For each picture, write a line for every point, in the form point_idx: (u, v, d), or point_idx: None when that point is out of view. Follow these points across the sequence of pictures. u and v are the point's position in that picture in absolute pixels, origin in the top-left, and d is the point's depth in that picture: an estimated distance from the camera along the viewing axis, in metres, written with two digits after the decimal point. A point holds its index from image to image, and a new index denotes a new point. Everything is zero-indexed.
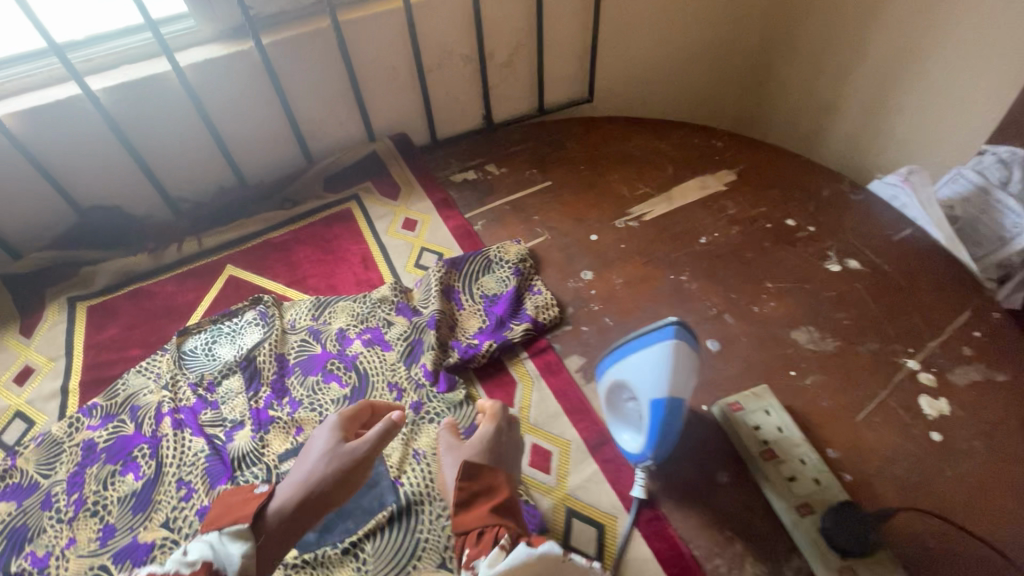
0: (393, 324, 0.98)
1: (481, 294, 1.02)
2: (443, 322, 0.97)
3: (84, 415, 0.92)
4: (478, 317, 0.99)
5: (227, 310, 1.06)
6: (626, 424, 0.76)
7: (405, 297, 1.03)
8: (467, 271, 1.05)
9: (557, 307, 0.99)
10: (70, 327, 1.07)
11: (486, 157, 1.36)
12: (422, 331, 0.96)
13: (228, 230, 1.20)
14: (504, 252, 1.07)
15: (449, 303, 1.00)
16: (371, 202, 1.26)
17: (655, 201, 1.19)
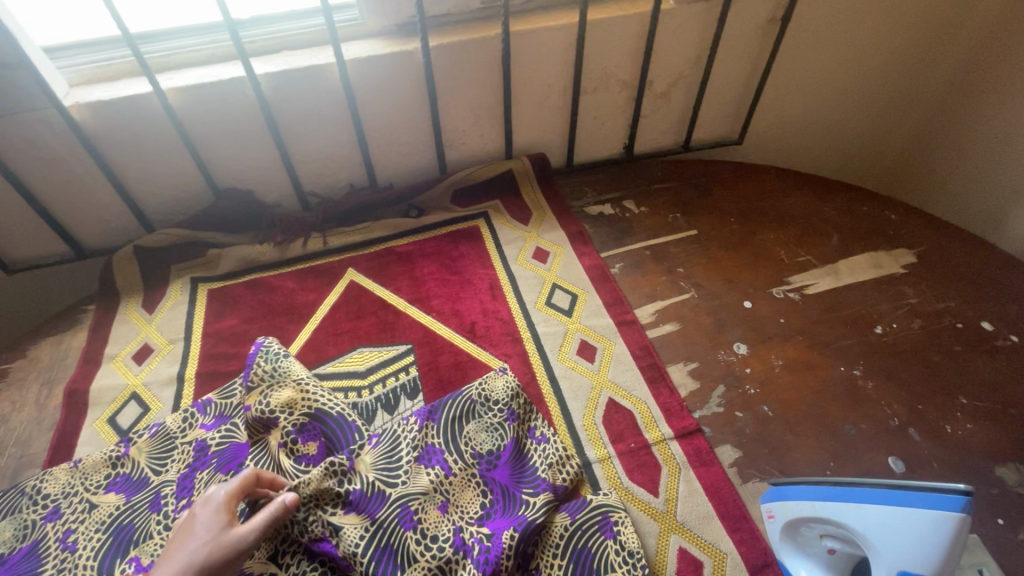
0: (344, 523, 0.68)
1: (472, 454, 0.78)
2: (427, 507, 0.72)
3: (198, 411, 0.89)
4: (474, 490, 0.76)
5: (260, 352, 0.86)
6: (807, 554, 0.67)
7: (354, 477, 0.72)
8: (445, 423, 0.80)
9: (574, 461, 0.80)
10: (190, 310, 1.04)
11: (623, 191, 1.26)
12: (396, 535, 0.68)
13: (355, 232, 1.16)
14: (488, 389, 0.84)
15: (427, 475, 0.75)
16: (500, 223, 1.18)
17: (818, 273, 1.06)
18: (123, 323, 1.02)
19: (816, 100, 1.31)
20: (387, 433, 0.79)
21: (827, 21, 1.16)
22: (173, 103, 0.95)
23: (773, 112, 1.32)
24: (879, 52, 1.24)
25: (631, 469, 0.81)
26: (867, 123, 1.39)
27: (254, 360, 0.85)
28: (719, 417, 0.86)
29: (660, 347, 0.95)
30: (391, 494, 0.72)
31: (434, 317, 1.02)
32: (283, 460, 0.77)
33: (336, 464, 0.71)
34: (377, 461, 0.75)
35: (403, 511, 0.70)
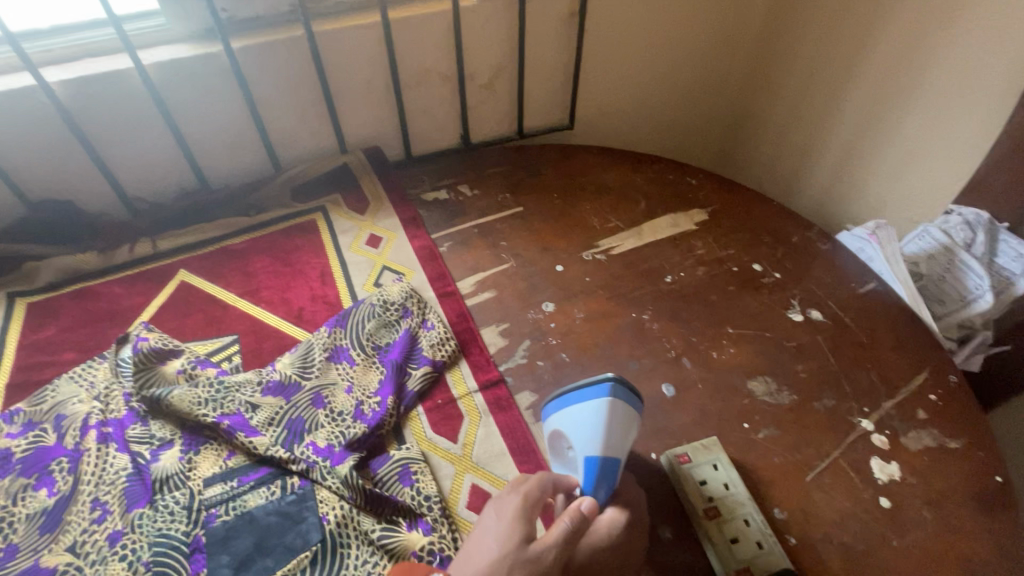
0: (259, 409, 0.86)
1: (314, 393, 0.89)
2: (336, 392, 0.90)
3: (4, 421, 0.86)
4: (374, 372, 0.93)
5: (133, 351, 0.91)
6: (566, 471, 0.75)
7: (233, 397, 0.86)
8: (350, 325, 0.97)
9: (453, 343, 0.97)
10: (5, 324, 1.01)
11: (460, 177, 1.33)
12: (308, 411, 0.87)
13: (186, 234, 1.16)
14: (332, 341, 0.95)
15: (336, 367, 0.93)
16: (337, 214, 1.23)
17: (624, 235, 1.18)
18: None
19: (630, 84, 1.46)
20: (303, 342, 0.96)
21: (622, 12, 1.30)
22: None
23: (596, 98, 1.46)
24: (675, 38, 1.39)
25: (437, 423, 0.88)
26: (684, 103, 1.56)
27: (136, 357, 0.90)
28: (523, 367, 0.95)
29: (476, 312, 1.04)
30: (306, 384, 0.90)
31: (263, 307, 1.04)
32: (132, 431, 0.85)
33: (201, 382, 0.87)
34: (294, 362, 0.93)
35: (314, 395, 0.89)
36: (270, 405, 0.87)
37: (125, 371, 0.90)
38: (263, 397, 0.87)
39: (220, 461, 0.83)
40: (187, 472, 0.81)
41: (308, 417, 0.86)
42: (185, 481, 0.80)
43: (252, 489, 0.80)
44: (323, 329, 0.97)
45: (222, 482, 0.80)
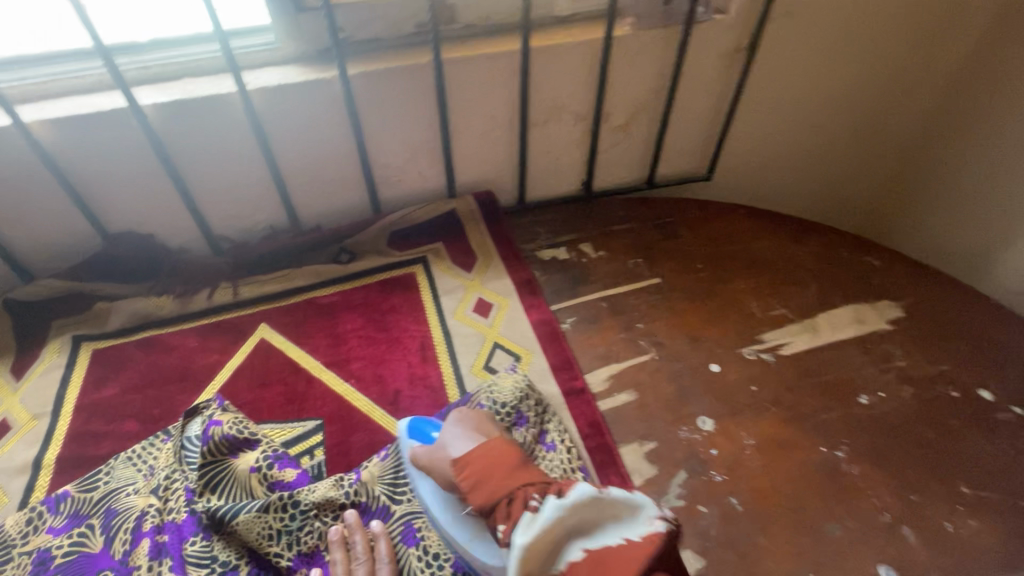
0: (339, 544, 0.68)
1: (406, 525, 0.71)
2: (432, 523, 0.71)
3: (48, 509, 0.71)
4: None
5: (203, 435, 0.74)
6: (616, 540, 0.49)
7: (309, 526, 0.70)
8: None
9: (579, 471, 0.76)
10: (67, 375, 0.88)
11: (581, 233, 1.13)
12: (398, 551, 0.69)
13: (271, 281, 1.01)
14: None
15: None
16: (440, 269, 1.05)
17: (794, 329, 0.94)
18: None
19: (786, 132, 1.20)
20: (394, 444, 0.77)
21: (800, 50, 1.06)
22: (43, 138, 0.81)
23: (745, 148, 1.21)
24: (855, 83, 1.14)
25: None
26: (848, 158, 1.29)
27: (207, 443, 0.73)
28: (680, 513, 0.73)
29: (612, 422, 0.82)
30: (396, 509, 0.72)
31: (352, 384, 0.87)
32: (189, 548, 0.68)
33: (273, 503, 0.69)
34: (384, 473, 0.75)
35: (406, 526, 0.71)
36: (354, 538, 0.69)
37: (192, 463, 0.74)
38: (344, 527, 0.69)
39: None
40: None
41: (399, 560, 0.68)
42: None
43: None
44: None
45: None
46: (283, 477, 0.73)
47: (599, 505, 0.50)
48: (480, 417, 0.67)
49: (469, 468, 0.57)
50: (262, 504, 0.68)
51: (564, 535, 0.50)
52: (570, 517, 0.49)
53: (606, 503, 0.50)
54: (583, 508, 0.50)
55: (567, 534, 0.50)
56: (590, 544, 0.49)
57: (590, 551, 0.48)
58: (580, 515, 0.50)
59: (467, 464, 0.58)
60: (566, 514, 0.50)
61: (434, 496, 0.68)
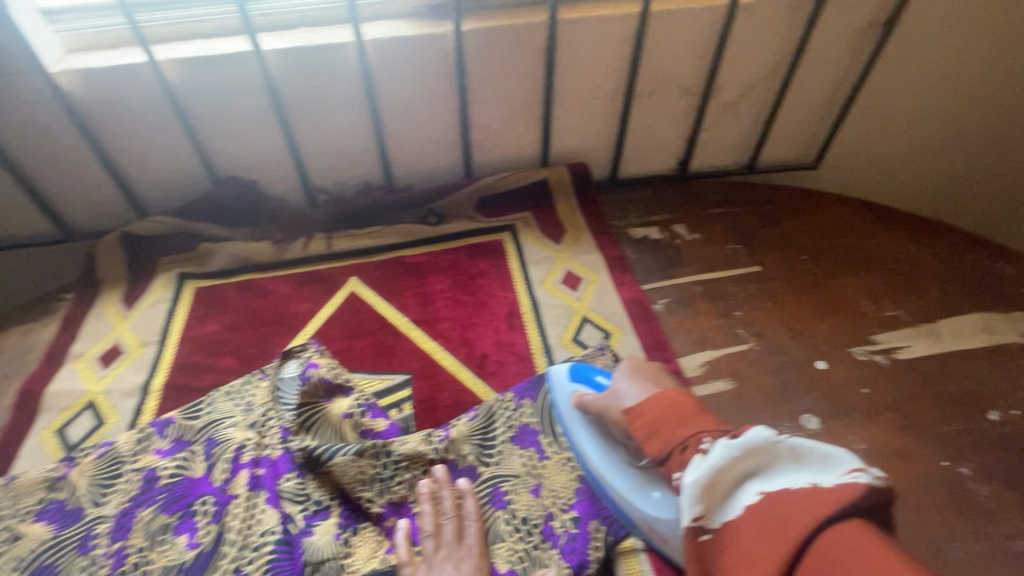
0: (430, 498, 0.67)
1: (494, 488, 0.70)
2: (520, 490, 0.70)
3: (155, 432, 0.75)
4: (568, 473, 0.71)
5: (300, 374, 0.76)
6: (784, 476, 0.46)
7: (399, 477, 0.70)
8: (543, 401, 0.78)
9: None
10: (172, 308, 0.92)
11: (674, 213, 1.08)
12: (486, 513, 0.68)
13: (363, 237, 1.02)
14: (517, 420, 0.76)
15: (522, 454, 0.73)
16: (528, 238, 1.03)
17: (911, 334, 0.86)
18: (97, 316, 0.91)
19: (909, 124, 1.10)
20: (483, 406, 0.77)
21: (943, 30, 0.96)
22: (170, 77, 0.84)
23: (860, 137, 1.12)
24: (1005, 70, 1.02)
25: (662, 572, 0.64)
26: (975, 161, 1.17)
27: (304, 384, 0.75)
28: None
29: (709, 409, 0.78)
30: (483, 471, 0.72)
31: (440, 344, 0.86)
32: (284, 484, 0.70)
33: (366, 448, 0.69)
34: (473, 433, 0.74)
35: (493, 489, 0.70)
36: None
37: (289, 404, 0.75)
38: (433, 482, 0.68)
39: (380, 552, 0.65)
40: (342, 561, 0.64)
41: (487, 522, 0.67)
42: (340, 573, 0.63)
43: None
44: (503, 398, 0.78)
45: None
46: (374, 427, 0.74)
47: (773, 454, 0.47)
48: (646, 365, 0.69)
49: (641, 417, 0.61)
50: (358, 449, 0.69)
51: (738, 479, 0.48)
52: (744, 459, 0.48)
53: (785, 449, 0.47)
54: (759, 452, 0.48)
55: (737, 478, 0.48)
56: (765, 487, 0.46)
57: (767, 495, 0.45)
58: (755, 462, 0.48)
59: (640, 414, 0.61)
60: (738, 459, 0.49)
61: (593, 444, 0.70)
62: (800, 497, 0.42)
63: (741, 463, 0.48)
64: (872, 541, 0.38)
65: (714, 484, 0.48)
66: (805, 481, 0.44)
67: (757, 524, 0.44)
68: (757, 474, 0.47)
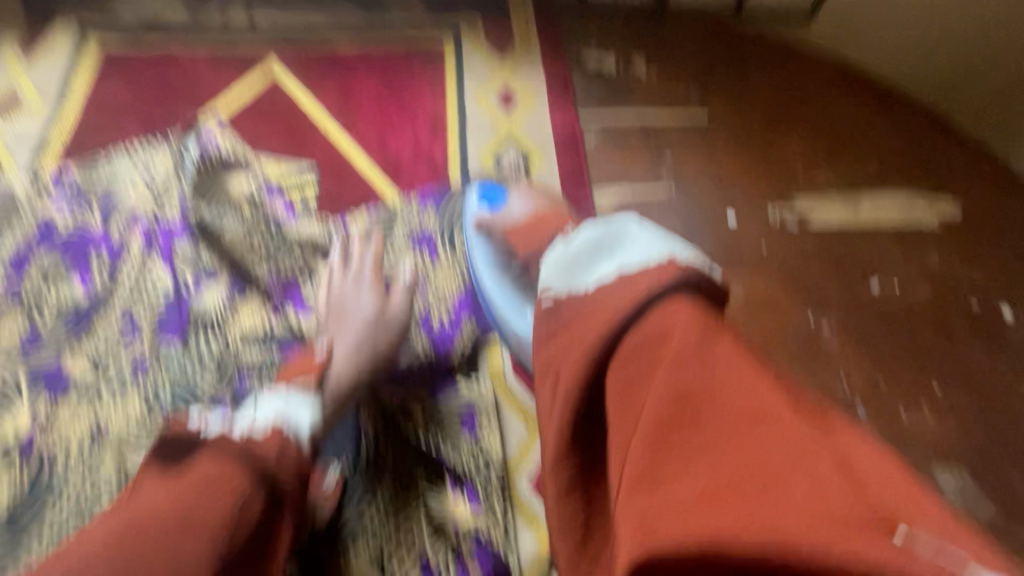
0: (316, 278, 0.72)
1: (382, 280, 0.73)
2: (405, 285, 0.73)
3: (52, 184, 0.74)
4: (455, 277, 0.75)
5: (201, 148, 0.76)
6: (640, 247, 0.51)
7: (290, 256, 0.72)
8: (446, 209, 0.78)
9: None
10: (72, 62, 0.85)
11: (638, 46, 0.98)
12: None
13: (290, 15, 0.92)
14: (417, 223, 0.77)
15: (414, 254, 0.75)
16: (472, 45, 0.94)
17: (830, 203, 0.86)
18: None
19: None
20: (384, 206, 0.78)
21: None
22: None
23: None
24: None
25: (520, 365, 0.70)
26: None
27: (203, 159, 0.75)
28: None
29: None
30: None
31: (355, 141, 0.83)
32: (179, 246, 0.71)
33: (259, 224, 0.73)
34: (370, 228, 0.76)
35: None
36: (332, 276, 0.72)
37: (185, 171, 0.74)
38: (318, 266, 0.73)
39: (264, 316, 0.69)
40: (226, 318, 0.68)
41: None
42: (222, 328, 0.67)
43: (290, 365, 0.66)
44: (406, 202, 0.79)
45: (261, 345, 0.67)
46: (270, 207, 0.74)
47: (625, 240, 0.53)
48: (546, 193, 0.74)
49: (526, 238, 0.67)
50: (247, 223, 0.72)
51: (593, 262, 0.52)
52: (603, 237, 0.55)
53: (638, 233, 0.53)
54: (618, 233, 0.54)
55: (599, 253, 0.53)
56: (621, 257, 0.51)
57: (621, 272, 0.49)
58: (612, 248, 0.53)
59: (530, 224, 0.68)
60: (598, 244, 0.54)
61: (487, 263, 0.71)
62: (645, 274, 0.47)
63: (604, 242, 0.54)
64: (691, 317, 0.44)
65: (571, 265, 0.53)
66: (651, 250, 0.49)
67: (603, 301, 0.48)
68: (613, 254, 0.52)
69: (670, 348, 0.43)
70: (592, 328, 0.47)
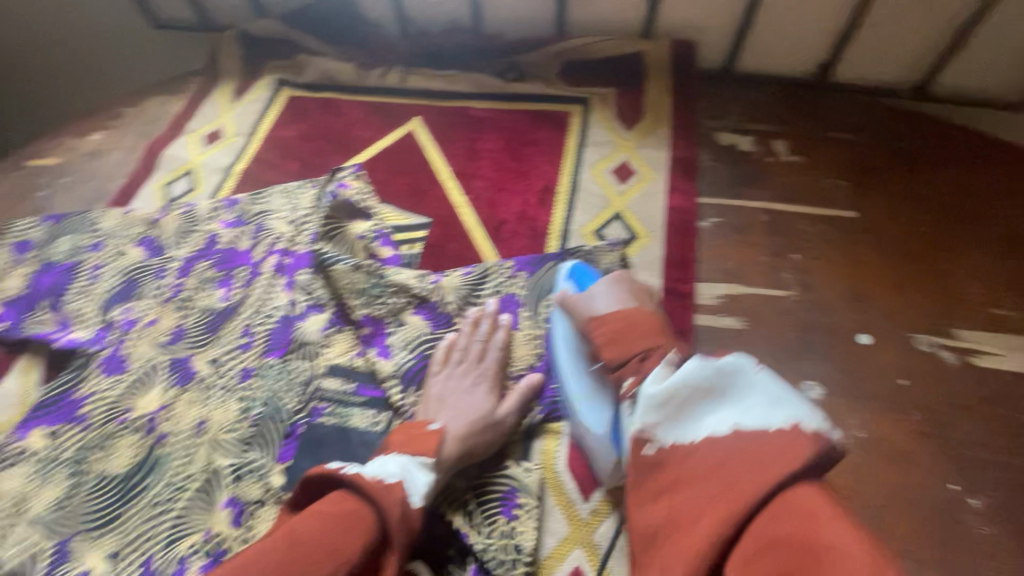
0: (403, 327, 0.75)
1: None
2: None
3: (225, 207, 0.90)
4: (531, 350, 0.73)
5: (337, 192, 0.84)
6: (758, 405, 0.46)
7: (384, 301, 0.76)
8: (538, 279, 0.77)
9: None
10: (266, 107, 1.04)
11: (782, 127, 0.90)
12: None
13: (437, 79, 1.01)
14: (507, 288, 0.77)
15: None
16: (598, 116, 0.94)
17: (1011, 341, 0.68)
18: (212, 101, 1.06)
19: None
20: (481, 265, 0.79)
21: None
22: None
23: None
24: None
25: (574, 459, 0.66)
26: None
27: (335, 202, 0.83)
28: None
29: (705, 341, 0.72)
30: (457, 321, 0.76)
31: (468, 200, 0.88)
32: (299, 276, 0.80)
33: (365, 266, 0.77)
34: (462, 286, 0.78)
35: None
36: (415, 327, 0.76)
37: (320, 209, 0.84)
38: (407, 315, 0.76)
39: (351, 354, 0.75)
40: (320, 348, 0.75)
41: None
42: (315, 356, 0.74)
43: (361, 405, 0.71)
44: (503, 265, 0.79)
45: (340, 380, 0.72)
46: (379, 253, 0.81)
47: (744, 387, 0.48)
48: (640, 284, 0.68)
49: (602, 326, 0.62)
50: (355, 262, 0.78)
51: (700, 405, 0.49)
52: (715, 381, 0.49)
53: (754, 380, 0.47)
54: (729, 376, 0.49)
55: (705, 399, 0.49)
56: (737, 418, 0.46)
57: (736, 431, 0.45)
58: (724, 391, 0.49)
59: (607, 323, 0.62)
60: (707, 383, 0.49)
61: (565, 340, 0.70)
62: (765, 442, 0.43)
63: (710, 387, 0.49)
64: (836, 514, 0.38)
65: (678, 406, 0.49)
66: (774, 414, 0.44)
67: (717, 458, 0.45)
68: (725, 402, 0.48)
69: (823, 547, 0.36)
70: (716, 495, 0.42)
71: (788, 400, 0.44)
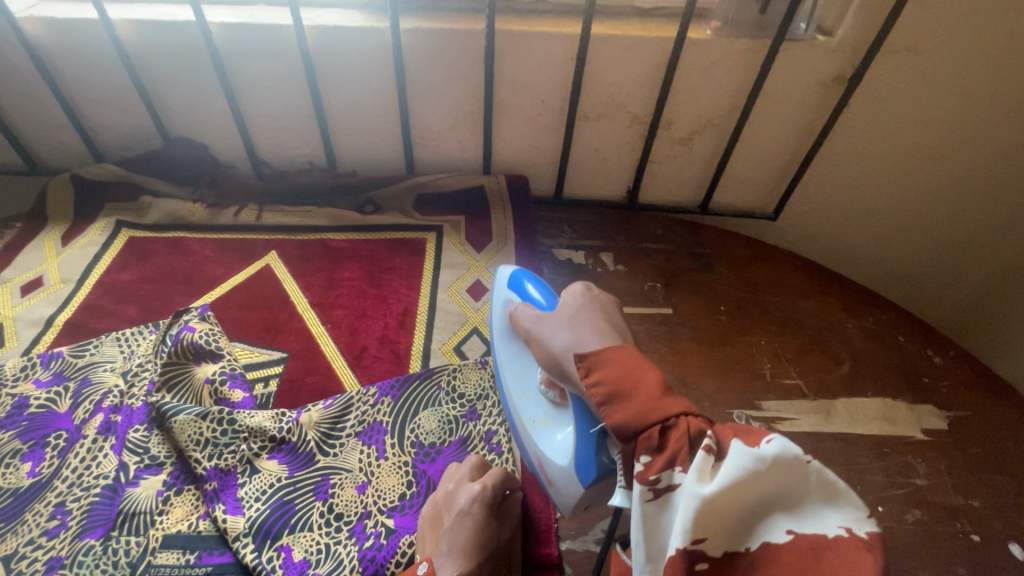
0: (256, 475, 0.71)
1: (322, 479, 0.72)
2: (345, 484, 0.72)
3: (41, 362, 0.79)
4: (399, 478, 0.73)
5: (182, 335, 0.79)
6: (815, 509, 0.42)
7: (237, 449, 0.72)
8: (403, 401, 0.78)
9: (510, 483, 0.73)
10: (102, 251, 0.98)
11: (607, 241, 1.06)
12: (304, 500, 0.70)
13: (293, 215, 1.05)
14: (371, 415, 0.77)
15: (361, 450, 0.74)
16: (451, 241, 1.03)
17: (801, 406, 0.83)
18: (33, 248, 0.98)
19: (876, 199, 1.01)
20: (343, 395, 0.78)
21: (919, 91, 0.88)
22: (124, 36, 0.89)
23: (821, 200, 1.05)
24: (990, 151, 0.93)
25: None
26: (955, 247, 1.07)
27: (178, 346, 0.78)
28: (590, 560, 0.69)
29: None
30: (319, 460, 0.73)
31: (328, 329, 0.89)
32: (132, 435, 0.72)
33: (211, 413, 0.72)
34: (323, 420, 0.76)
35: (320, 481, 0.72)
36: (269, 474, 0.71)
37: (160, 355, 0.78)
38: (262, 462, 0.72)
39: (193, 516, 0.68)
40: (155, 516, 0.67)
41: (302, 508, 0.69)
42: (148, 527, 0.66)
43: None
44: (366, 391, 0.79)
45: (179, 552, 0.65)
46: (231, 396, 0.77)
47: (801, 477, 0.41)
48: (604, 306, 0.63)
49: (602, 373, 0.52)
50: (200, 411, 0.72)
51: (755, 499, 0.43)
52: (769, 479, 0.42)
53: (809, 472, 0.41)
54: (782, 467, 0.41)
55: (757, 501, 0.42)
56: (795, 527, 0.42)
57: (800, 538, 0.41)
58: (781, 481, 0.42)
59: (599, 368, 0.53)
60: (757, 476, 0.42)
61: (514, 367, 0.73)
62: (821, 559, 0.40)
63: (762, 483, 0.42)
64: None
65: (720, 513, 0.42)
66: (837, 527, 0.41)
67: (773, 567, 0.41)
68: (775, 497, 0.43)
69: None
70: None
71: (839, 497, 0.42)
